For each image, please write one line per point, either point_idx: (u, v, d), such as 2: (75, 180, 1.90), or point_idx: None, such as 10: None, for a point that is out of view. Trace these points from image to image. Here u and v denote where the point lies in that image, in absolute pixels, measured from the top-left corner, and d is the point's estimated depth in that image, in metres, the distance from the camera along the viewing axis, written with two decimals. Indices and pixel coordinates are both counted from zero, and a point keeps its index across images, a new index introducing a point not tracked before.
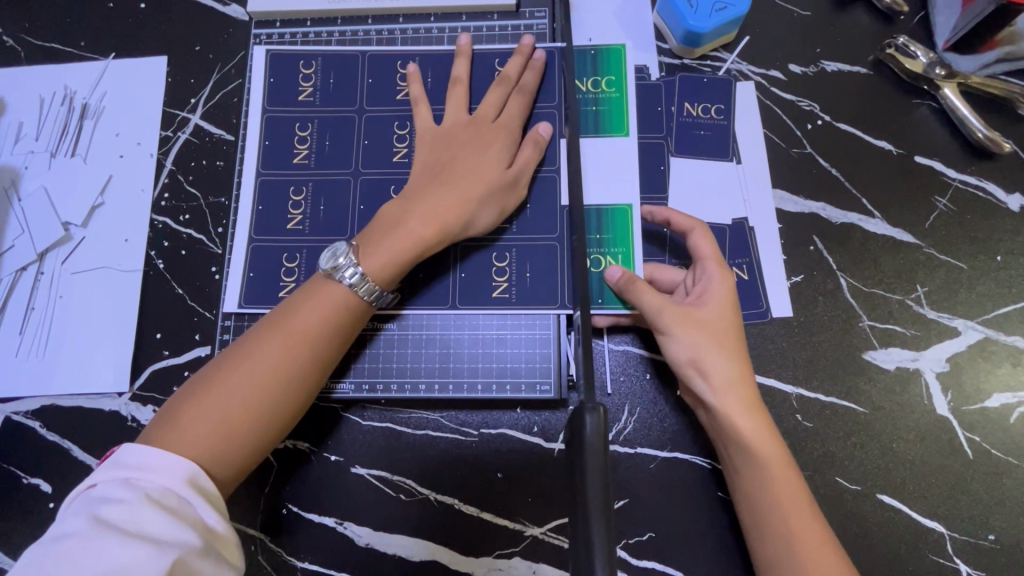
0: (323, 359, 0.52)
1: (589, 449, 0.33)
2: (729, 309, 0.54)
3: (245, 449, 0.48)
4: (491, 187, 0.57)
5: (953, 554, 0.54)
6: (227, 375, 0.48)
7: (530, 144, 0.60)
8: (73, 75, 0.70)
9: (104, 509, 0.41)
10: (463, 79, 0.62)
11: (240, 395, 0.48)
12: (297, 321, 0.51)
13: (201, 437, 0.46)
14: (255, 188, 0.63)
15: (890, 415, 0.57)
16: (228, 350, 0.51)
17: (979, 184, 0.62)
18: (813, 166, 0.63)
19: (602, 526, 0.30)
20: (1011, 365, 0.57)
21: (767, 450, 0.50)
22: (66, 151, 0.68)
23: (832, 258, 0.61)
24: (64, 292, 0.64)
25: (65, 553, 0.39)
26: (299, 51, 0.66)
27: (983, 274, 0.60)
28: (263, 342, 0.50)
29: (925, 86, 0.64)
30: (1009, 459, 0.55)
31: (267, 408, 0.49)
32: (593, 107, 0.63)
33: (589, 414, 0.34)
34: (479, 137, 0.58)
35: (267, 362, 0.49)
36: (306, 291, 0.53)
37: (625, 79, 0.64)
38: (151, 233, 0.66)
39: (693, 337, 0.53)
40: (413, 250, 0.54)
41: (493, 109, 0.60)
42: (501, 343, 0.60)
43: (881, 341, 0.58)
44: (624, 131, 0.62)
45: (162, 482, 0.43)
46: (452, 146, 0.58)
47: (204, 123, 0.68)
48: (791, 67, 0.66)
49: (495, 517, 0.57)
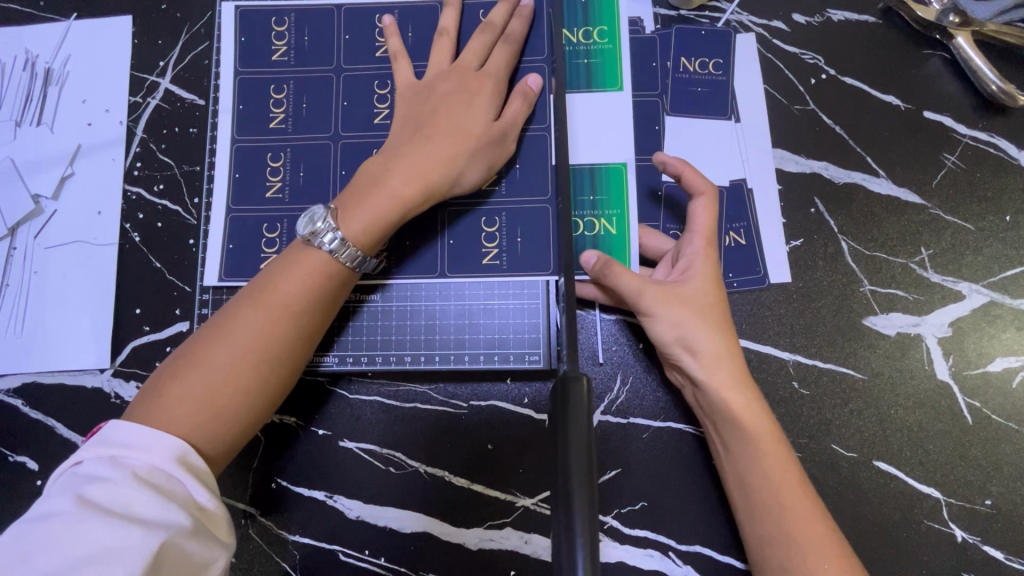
0: (308, 329, 0.50)
1: (574, 415, 0.31)
2: (713, 284, 0.52)
3: (234, 423, 0.47)
4: (478, 142, 0.54)
5: (948, 519, 0.53)
6: (209, 351, 0.47)
7: (518, 97, 0.56)
8: (33, 38, 0.66)
9: (89, 487, 0.40)
10: (450, 31, 0.59)
11: (225, 371, 0.46)
12: (277, 292, 0.49)
13: (186, 414, 0.45)
14: (230, 155, 0.60)
15: (889, 381, 0.55)
16: (208, 324, 0.49)
17: (990, 140, 0.58)
18: (816, 123, 0.60)
19: (583, 506, 0.28)
20: (1015, 329, 0.56)
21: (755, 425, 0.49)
22: (31, 119, 0.65)
23: (833, 220, 0.58)
24: (38, 267, 0.62)
25: (46, 532, 0.38)
26: (271, 7, 0.62)
27: (990, 235, 0.57)
28: (243, 314, 0.48)
29: (937, 36, 0.60)
30: (1009, 424, 0.54)
31: (253, 382, 0.47)
32: (585, 59, 0.59)
33: (574, 382, 0.32)
34: (463, 89, 0.55)
35: (250, 335, 0.47)
36: (285, 260, 0.51)
37: (619, 29, 0.60)
38: (125, 205, 0.63)
39: (678, 314, 0.51)
40: (397, 212, 0.51)
41: (477, 59, 0.57)
42: (488, 313, 0.58)
43: (882, 306, 0.56)
44: (618, 85, 0.59)
45: (150, 459, 0.42)
46: (435, 99, 0.55)
47: (174, 87, 0.65)
48: (794, 17, 0.62)
49: (486, 489, 0.56)
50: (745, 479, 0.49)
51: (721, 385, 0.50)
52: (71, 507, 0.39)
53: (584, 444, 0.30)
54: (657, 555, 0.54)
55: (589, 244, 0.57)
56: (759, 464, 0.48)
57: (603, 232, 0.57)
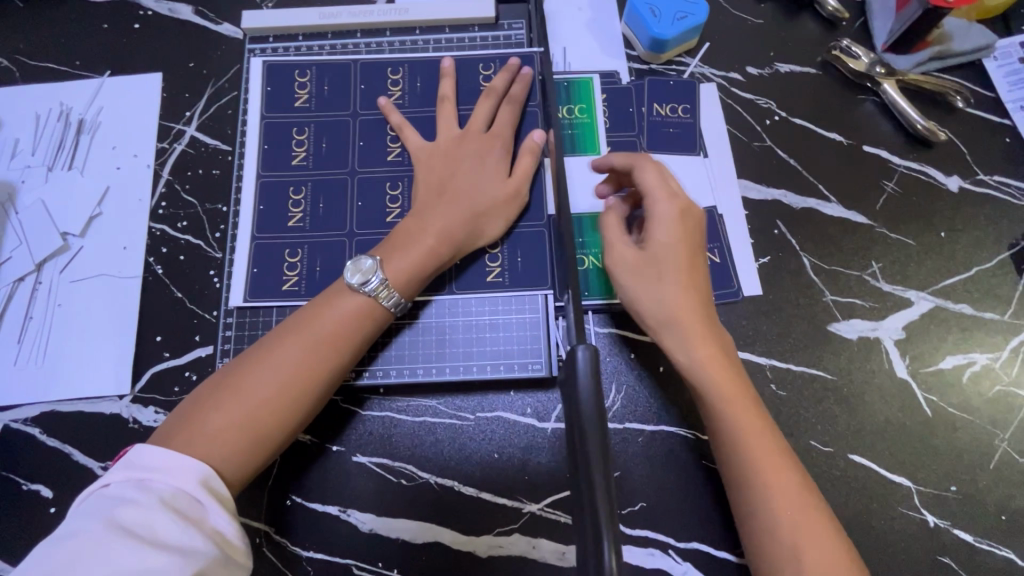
0: (344, 366, 0.55)
1: (583, 379, 0.37)
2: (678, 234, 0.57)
3: (264, 448, 0.51)
4: (495, 200, 0.62)
5: (920, 506, 0.58)
6: (251, 378, 0.51)
7: (526, 154, 0.64)
8: (69, 93, 0.73)
9: (117, 511, 0.42)
10: (451, 97, 0.67)
11: (265, 398, 0.50)
12: (320, 327, 0.54)
13: (225, 435, 0.49)
14: (256, 189, 0.66)
15: (855, 379, 0.61)
16: (252, 351, 0.53)
17: (922, 168, 0.68)
18: (773, 157, 0.69)
19: (598, 443, 0.35)
20: (960, 330, 0.63)
21: (716, 367, 0.54)
22: (62, 165, 0.70)
23: (794, 239, 0.66)
24: (62, 300, 0.66)
25: (76, 552, 0.40)
26: (293, 62, 0.70)
27: (930, 248, 0.65)
28: (287, 346, 0.53)
29: (869, 84, 0.70)
30: (964, 415, 0.60)
31: (286, 410, 0.51)
32: (568, 130, 0.68)
33: (581, 346, 0.38)
34: (478, 151, 0.63)
35: (291, 367, 0.52)
36: (327, 299, 0.56)
37: (594, 105, 0.69)
38: (149, 241, 0.68)
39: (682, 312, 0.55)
40: (431, 265, 0.58)
41: (484, 122, 0.65)
42: (493, 327, 0.63)
43: (844, 314, 0.63)
44: (596, 150, 0.68)
45: (174, 485, 0.45)
46: (454, 163, 0.62)
47: (200, 134, 0.71)
48: (748, 69, 0.72)
49: (493, 496, 0.60)
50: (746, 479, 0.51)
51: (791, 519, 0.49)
52: (102, 529, 0.41)
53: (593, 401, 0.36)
54: (658, 553, 0.58)
55: (582, 277, 0.64)
56: (758, 435, 0.52)
57: (592, 266, 0.65)
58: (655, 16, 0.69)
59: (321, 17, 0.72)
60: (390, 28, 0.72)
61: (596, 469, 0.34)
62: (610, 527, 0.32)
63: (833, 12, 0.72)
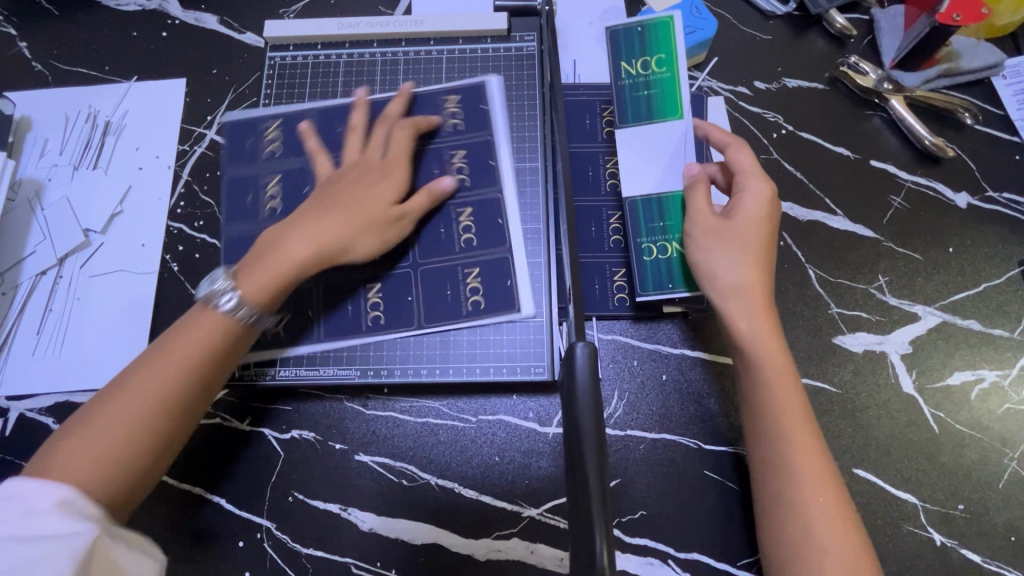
0: (199, 378, 0.52)
1: (581, 376, 0.38)
2: (766, 212, 0.58)
3: (128, 464, 0.48)
4: (373, 221, 0.59)
5: (926, 524, 0.57)
6: (106, 404, 0.49)
7: (422, 195, 0.63)
8: (97, 97, 0.76)
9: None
10: (359, 127, 0.66)
11: (118, 412, 0.48)
12: (179, 341, 0.52)
13: (104, 449, 0.47)
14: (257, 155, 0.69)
15: (861, 393, 0.61)
16: (114, 379, 0.51)
17: (929, 184, 0.68)
18: (780, 170, 0.69)
19: (596, 450, 0.35)
20: (968, 346, 0.62)
21: (775, 352, 0.54)
22: (88, 164, 0.73)
23: (799, 251, 0.66)
24: (81, 294, 0.68)
25: None
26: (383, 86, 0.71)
27: (938, 263, 0.65)
28: (148, 367, 0.51)
29: (876, 99, 0.71)
30: (972, 433, 0.59)
31: (148, 422, 0.49)
32: (644, 91, 0.62)
33: (581, 344, 0.39)
34: (374, 171, 0.62)
35: (172, 377, 0.50)
36: (186, 317, 0.54)
37: (677, 55, 0.62)
38: (166, 239, 0.70)
39: (750, 289, 0.55)
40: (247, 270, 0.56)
41: (382, 147, 0.64)
42: (498, 330, 0.64)
43: (850, 327, 0.63)
44: (678, 114, 0.62)
45: (35, 508, 0.43)
46: (346, 177, 0.61)
47: (219, 137, 0.74)
48: (756, 84, 0.73)
49: (494, 500, 0.60)
50: (767, 460, 0.52)
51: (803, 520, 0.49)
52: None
53: (591, 398, 0.37)
54: (657, 563, 0.57)
55: (654, 205, 0.63)
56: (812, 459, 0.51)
57: (675, 253, 0.62)
58: None
59: (339, 27, 0.74)
60: (405, 39, 0.75)
61: (591, 471, 0.34)
62: (603, 523, 0.32)
63: (841, 29, 0.73)
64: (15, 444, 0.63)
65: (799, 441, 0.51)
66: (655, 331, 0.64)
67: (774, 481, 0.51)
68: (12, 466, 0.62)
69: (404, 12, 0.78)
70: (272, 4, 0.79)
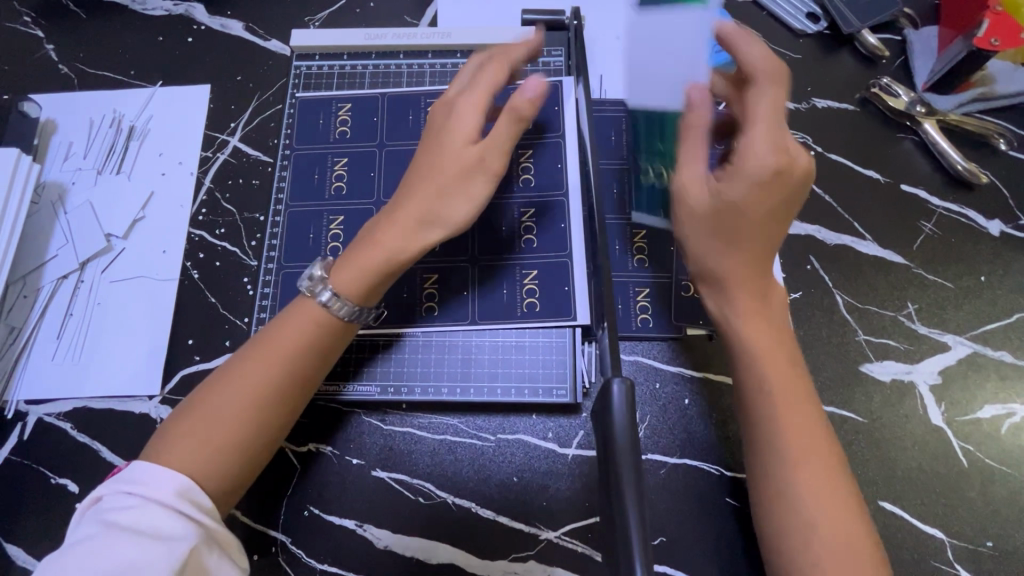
0: (285, 379, 0.51)
1: (617, 412, 0.37)
2: (781, 179, 0.50)
3: (232, 462, 0.49)
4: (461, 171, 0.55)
5: (953, 561, 0.56)
6: (213, 394, 0.50)
7: (506, 117, 0.54)
8: (122, 101, 0.76)
9: (116, 516, 0.43)
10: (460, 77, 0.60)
11: (232, 408, 0.49)
12: (280, 337, 0.52)
13: (189, 449, 0.47)
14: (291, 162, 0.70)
15: (888, 423, 0.60)
16: (215, 372, 0.52)
17: (961, 211, 0.67)
18: (809, 192, 0.68)
19: (633, 488, 0.34)
20: (999, 379, 0.61)
21: (766, 342, 0.50)
22: (111, 169, 0.73)
23: (826, 276, 0.65)
24: (101, 299, 0.68)
25: (81, 554, 0.41)
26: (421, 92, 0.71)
27: (969, 292, 0.64)
28: (242, 366, 0.51)
29: (908, 122, 0.70)
30: (1002, 468, 0.58)
31: (252, 420, 0.49)
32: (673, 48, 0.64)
33: (617, 379, 0.38)
34: (463, 118, 0.55)
35: (263, 378, 0.50)
36: (286, 312, 0.54)
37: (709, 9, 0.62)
38: (187, 245, 0.70)
39: (738, 275, 0.51)
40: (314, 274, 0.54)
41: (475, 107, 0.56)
42: (519, 349, 0.64)
43: (877, 354, 0.62)
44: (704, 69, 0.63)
45: (163, 495, 0.45)
46: (435, 135, 0.57)
47: (243, 145, 0.73)
48: (785, 104, 0.72)
49: (511, 521, 0.59)
50: (766, 471, 0.48)
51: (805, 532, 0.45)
52: (103, 531, 0.42)
53: (628, 437, 0.36)
54: None
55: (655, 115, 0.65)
56: (811, 464, 0.47)
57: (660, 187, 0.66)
58: None
59: (366, 37, 0.74)
60: (432, 51, 0.74)
61: (630, 509, 0.33)
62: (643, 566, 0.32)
63: (873, 50, 0.72)
64: (33, 448, 0.63)
65: (795, 443, 0.47)
66: (677, 353, 0.63)
67: (779, 485, 0.47)
68: (29, 471, 0.62)
69: (430, 23, 0.78)
70: (298, 11, 0.79)
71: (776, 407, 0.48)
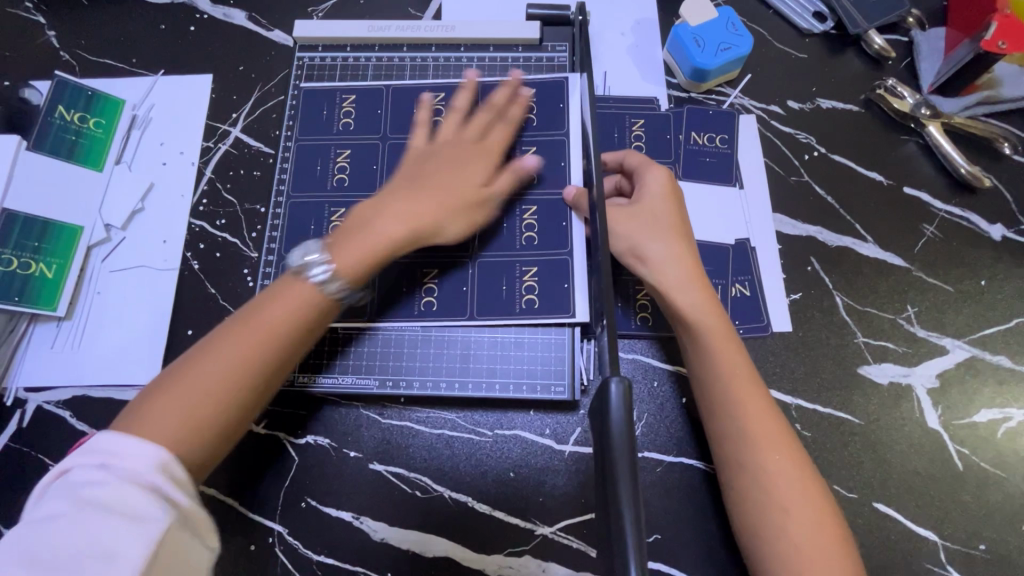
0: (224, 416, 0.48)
1: (615, 413, 0.37)
2: (671, 198, 0.59)
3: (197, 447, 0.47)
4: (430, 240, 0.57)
5: (945, 562, 0.56)
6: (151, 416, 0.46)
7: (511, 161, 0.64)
8: (122, 88, 0.75)
9: (87, 490, 0.40)
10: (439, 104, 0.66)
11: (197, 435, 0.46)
12: (204, 367, 0.48)
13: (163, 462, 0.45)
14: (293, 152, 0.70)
15: (885, 426, 0.60)
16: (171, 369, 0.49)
17: (963, 214, 0.66)
18: (810, 193, 0.68)
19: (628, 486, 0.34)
20: (996, 383, 0.61)
21: (716, 322, 0.55)
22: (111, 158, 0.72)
23: (827, 277, 0.65)
24: (101, 289, 0.68)
25: (50, 534, 0.38)
26: (425, 85, 0.71)
27: (968, 296, 0.64)
28: (160, 412, 0.46)
29: (912, 124, 0.70)
30: (998, 472, 0.58)
31: (195, 443, 0.47)
32: None
33: (615, 380, 0.38)
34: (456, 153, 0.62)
35: (208, 407, 0.47)
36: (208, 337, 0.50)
37: None
38: (187, 236, 0.70)
39: (664, 250, 0.57)
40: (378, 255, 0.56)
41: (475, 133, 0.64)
42: (518, 346, 0.64)
43: (875, 357, 0.62)
44: None
45: (139, 470, 0.42)
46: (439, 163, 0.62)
47: (244, 136, 0.73)
48: (789, 103, 0.71)
49: (506, 516, 0.59)
50: (738, 469, 0.51)
51: (796, 546, 0.48)
52: (71, 509, 0.39)
53: (625, 437, 0.36)
54: None
55: None
56: (788, 469, 0.50)
57: None
58: (698, 46, 0.69)
59: (369, 30, 0.73)
60: (435, 44, 0.74)
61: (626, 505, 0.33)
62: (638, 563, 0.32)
63: (880, 50, 0.71)
64: (32, 435, 0.63)
65: (764, 440, 0.51)
66: (675, 352, 0.63)
67: (735, 456, 0.52)
68: (28, 457, 0.63)
69: (434, 16, 0.77)
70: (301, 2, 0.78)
71: (735, 401, 0.53)
